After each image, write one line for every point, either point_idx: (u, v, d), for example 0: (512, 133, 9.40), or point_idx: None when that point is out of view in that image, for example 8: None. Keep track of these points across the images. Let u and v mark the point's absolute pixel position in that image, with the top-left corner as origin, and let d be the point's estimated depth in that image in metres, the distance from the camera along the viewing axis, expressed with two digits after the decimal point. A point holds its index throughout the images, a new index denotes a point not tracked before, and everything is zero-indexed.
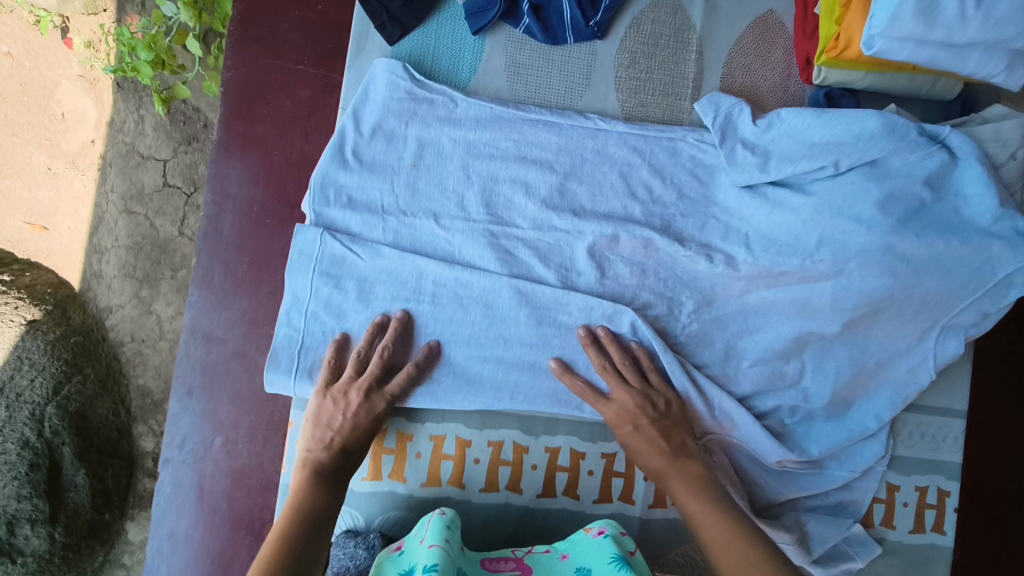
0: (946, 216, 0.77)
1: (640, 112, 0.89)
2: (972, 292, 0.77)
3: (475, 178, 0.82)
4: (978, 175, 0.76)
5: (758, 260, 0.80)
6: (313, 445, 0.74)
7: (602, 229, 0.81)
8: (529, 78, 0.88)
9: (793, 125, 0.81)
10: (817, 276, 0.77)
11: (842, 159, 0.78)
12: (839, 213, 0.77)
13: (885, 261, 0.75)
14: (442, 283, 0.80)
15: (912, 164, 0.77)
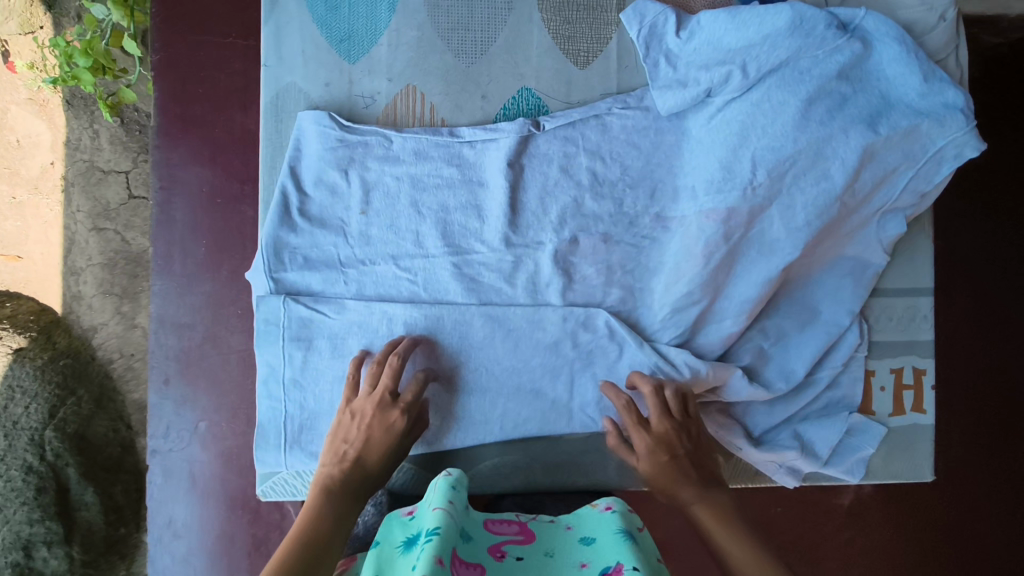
0: (872, 102, 0.72)
1: (569, 32, 0.80)
2: (911, 167, 0.73)
3: (428, 213, 0.77)
4: (899, 54, 0.72)
5: (703, 203, 0.77)
6: (329, 459, 0.70)
7: (561, 234, 0.78)
8: (451, 9, 0.78)
9: (712, 31, 0.77)
10: (760, 204, 0.74)
11: (748, 61, 0.74)
12: (764, 131, 0.74)
13: (816, 162, 0.73)
14: (412, 324, 0.76)
15: (820, 61, 0.73)
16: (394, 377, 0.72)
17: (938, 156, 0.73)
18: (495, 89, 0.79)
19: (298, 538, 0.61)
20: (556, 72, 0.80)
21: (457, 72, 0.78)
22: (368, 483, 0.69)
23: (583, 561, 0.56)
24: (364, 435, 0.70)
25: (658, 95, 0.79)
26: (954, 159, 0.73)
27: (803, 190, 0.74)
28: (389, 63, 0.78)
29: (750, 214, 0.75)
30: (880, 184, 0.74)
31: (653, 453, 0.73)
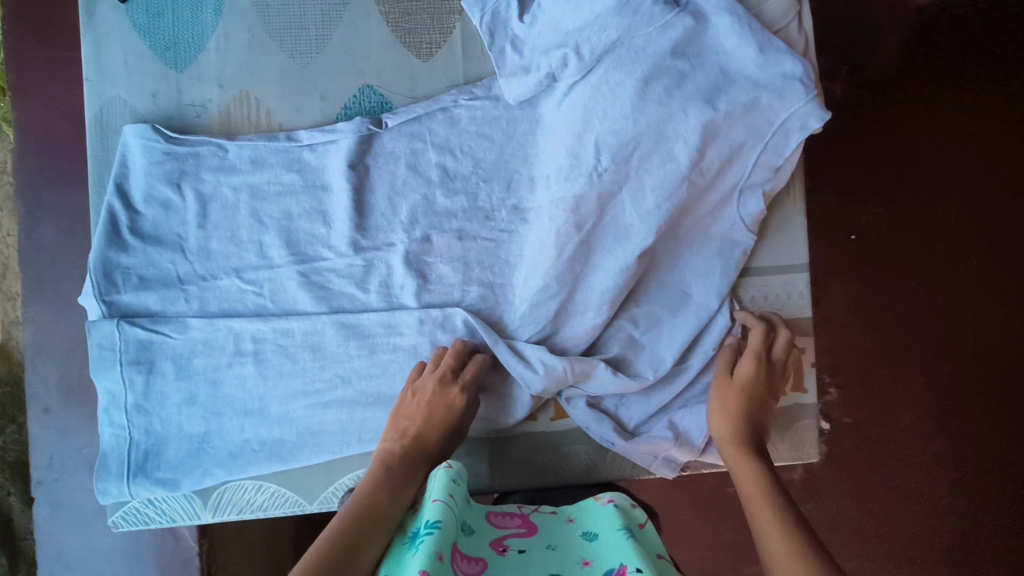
0: (710, 78, 0.70)
1: (410, 24, 0.76)
2: (757, 141, 0.71)
3: (270, 222, 0.74)
4: (729, 26, 0.69)
5: (554, 190, 0.74)
6: (390, 435, 0.71)
7: (411, 234, 0.76)
8: (281, 8, 0.75)
9: (553, 14, 0.73)
10: (608, 189, 0.72)
11: (582, 43, 0.71)
12: (606, 116, 0.71)
13: (661, 144, 0.70)
14: (262, 338, 0.75)
15: (653, 38, 0.70)
16: (456, 359, 0.74)
17: (785, 127, 0.71)
18: (334, 88, 0.75)
19: (363, 496, 0.62)
20: (399, 66, 0.76)
21: (292, 74, 0.75)
22: (431, 454, 0.70)
23: (586, 558, 0.62)
24: (423, 410, 0.71)
25: (504, 81, 0.75)
26: (802, 129, 0.71)
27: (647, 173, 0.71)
28: (219, 69, 0.74)
29: (599, 200, 0.72)
30: (729, 160, 0.72)
31: (724, 399, 0.75)
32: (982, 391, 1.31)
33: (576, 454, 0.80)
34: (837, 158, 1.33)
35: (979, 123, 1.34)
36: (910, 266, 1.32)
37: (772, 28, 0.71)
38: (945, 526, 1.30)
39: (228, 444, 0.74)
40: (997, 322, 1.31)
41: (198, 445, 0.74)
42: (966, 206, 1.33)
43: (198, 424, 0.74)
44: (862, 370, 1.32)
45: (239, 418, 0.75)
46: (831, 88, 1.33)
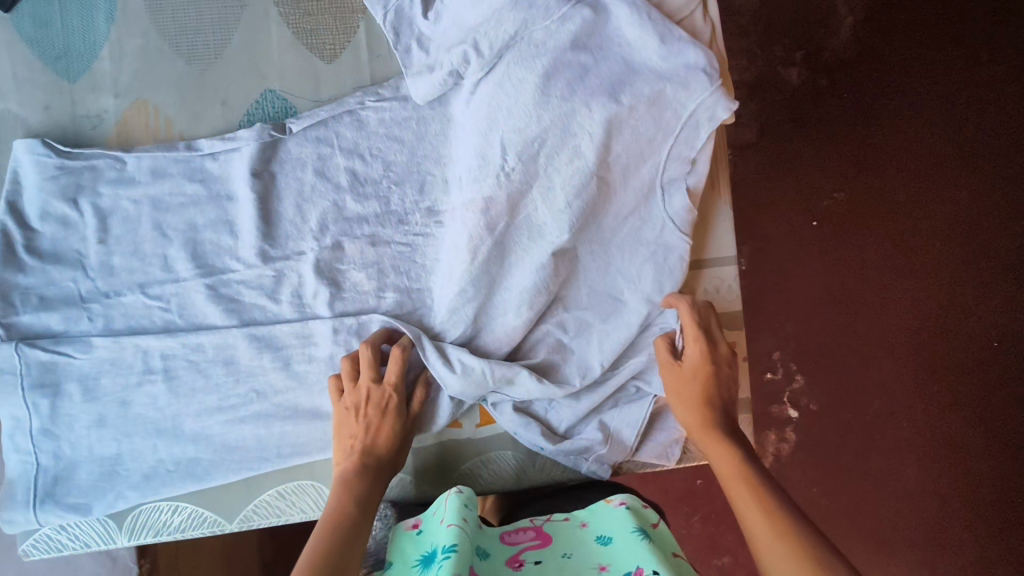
0: (614, 70, 0.70)
1: (311, 25, 0.74)
2: (665, 137, 0.71)
3: (173, 234, 0.72)
4: (628, 17, 0.69)
5: (466, 190, 0.72)
6: (340, 458, 0.68)
7: (321, 242, 0.74)
8: (175, 13, 0.73)
9: (457, 10, 0.71)
10: (518, 190, 0.70)
11: (480, 40, 0.69)
12: (510, 114, 0.69)
13: (565, 141, 0.70)
14: (171, 355, 0.72)
15: (553, 32, 0.69)
16: (375, 359, 0.70)
17: (692, 120, 0.70)
18: (235, 93, 0.73)
19: (324, 534, 0.59)
20: (302, 68, 0.74)
21: (190, 79, 0.73)
22: (383, 467, 0.68)
23: (602, 564, 0.62)
24: (364, 426, 0.68)
25: (410, 79, 0.73)
26: (711, 120, 0.70)
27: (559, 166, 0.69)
28: (114, 79, 0.72)
29: (511, 202, 0.71)
30: (640, 155, 0.71)
31: (681, 392, 0.72)
32: (943, 375, 1.29)
33: (505, 460, 0.79)
34: (793, 141, 1.31)
35: (938, 102, 1.33)
36: (868, 251, 1.30)
37: (677, 17, 0.71)
38: (913, 514, 1.26)
39: (142, 465, 0.72)
40: (954, 307, 1.30)
41: (110, 467, 0.72)
42: (921, 189, 1.32)
43: (109, 445, 0.72)
44: (826, 356, 1.28)
45: (152, 438, 0.72)
46: (787, 74, 1.31)
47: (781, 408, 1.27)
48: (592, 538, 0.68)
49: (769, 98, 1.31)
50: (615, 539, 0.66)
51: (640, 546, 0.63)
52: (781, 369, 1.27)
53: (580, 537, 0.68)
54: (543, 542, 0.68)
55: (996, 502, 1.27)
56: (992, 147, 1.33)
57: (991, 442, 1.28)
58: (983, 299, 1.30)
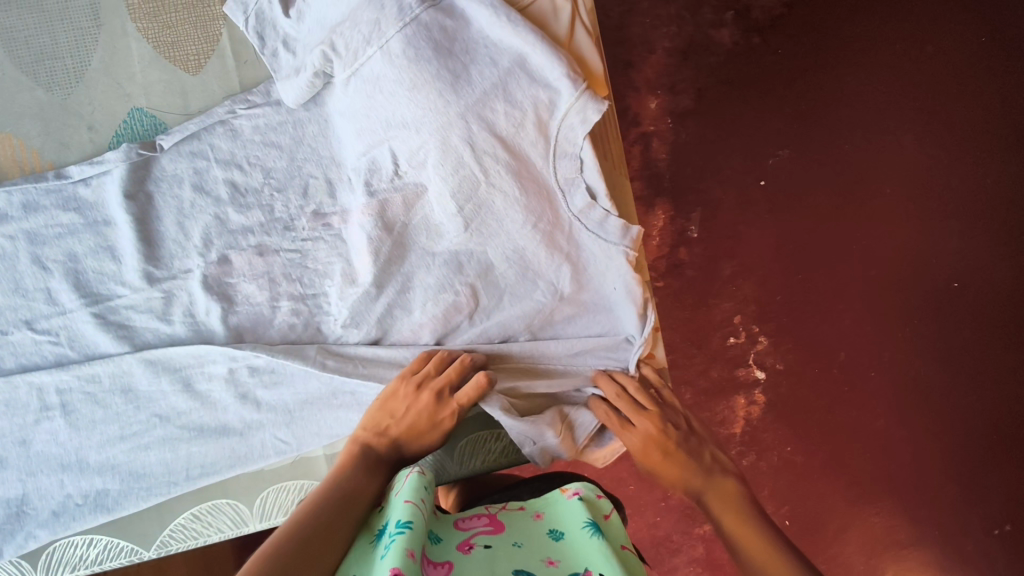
0: (485, 75, 0.66)
1: (172, 37, 0.74)
2: (541, 139, 0.68)
3: (53, 266, 0.71)
4: (489, 18, 0.66)
5: (359, 194, 0.73)
6: (370, 425, 0.65)
7: (207, 257, 0.73)
8: (28, 39, 0.71)
9: (318, 9, 0.69)
10: (413, 190, 0.72)
11: (337, 39, 0.67)
12: (389, 123, 0.68)
13: (445, 146, 0.67)
14: (66, 388, 0.71)
15: (410, 37, 0.65)
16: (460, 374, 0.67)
17: (565, 124, 0.68)
18: (101, 117, 0.73)
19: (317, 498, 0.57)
20: (167, 83, 0.74)
21: (53, 107, 0.72)
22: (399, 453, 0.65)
23: (551, 557, 0.61)
24: (409, 417, 0.65)
25: (280, 83, 0.72)
26: (582, 120, 0.67)
27: (422, 141, 0.67)
28: None
29: (405, 201, 0.72)
30: (524, 161, 0.68)
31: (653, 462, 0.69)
32: (915, 321, 1.21)
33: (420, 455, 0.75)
34: (729, 103, 1.22)
35: (883, 46, 1.24)
36: (822, 203, 1.22)
37: (520, 5, 0.69)
38: (892, 467, 1.20)
39: (49, 502, 0.71)
40: (917, 249, 1.22)
41: (17, 509, 0.70)
42: (871, 135, 1.23)
43: (13, 486, 0.70)
44: (792, 315, 1.21)
45: (57, 474, 0.71)
46: (718, 36, 1.22)
47: (746, 371, 1.21)
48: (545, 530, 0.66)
49: (704, 64, 1.22)
50: (567, 534, 0.65)
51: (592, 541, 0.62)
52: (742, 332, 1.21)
53: (535, 527, 0.66)
54: (497, 529, 0.65)
55: (983, 450, 1.20)
56: (945, 79, 1.24)
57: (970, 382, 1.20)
58: (950, 237, 1.22)
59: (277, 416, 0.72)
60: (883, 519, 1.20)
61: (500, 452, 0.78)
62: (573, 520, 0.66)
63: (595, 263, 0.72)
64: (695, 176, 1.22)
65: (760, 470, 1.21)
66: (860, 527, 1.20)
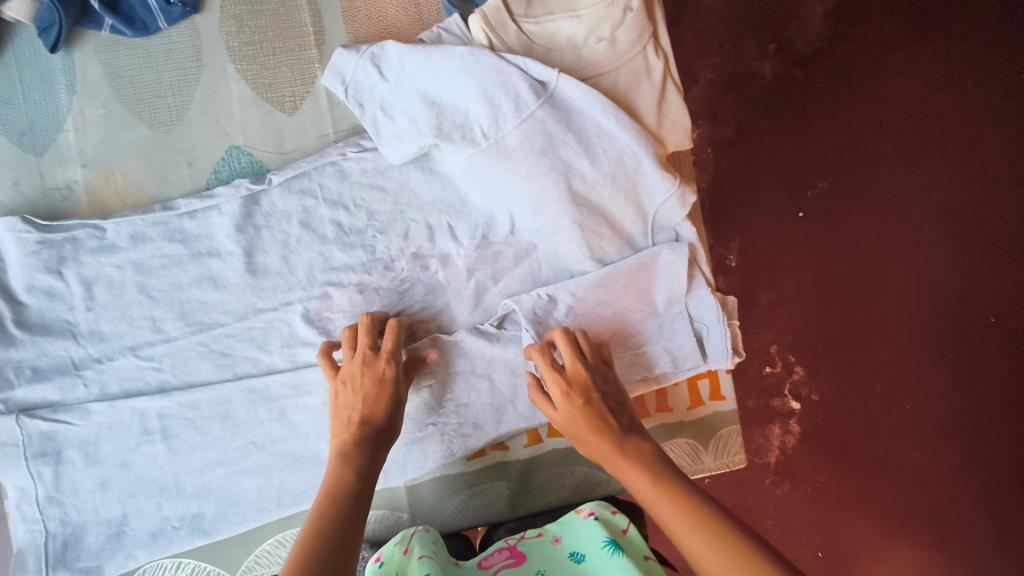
0: (607, 163, 0.70)
1: (269, 79, 0.77)
2: (640, 219, 0.75)
3: (160, 297, 0.74)
4: (600, 116, 0.69)
5: (470, 250, 0.78)
6: (338, 429, 0.64)
7: (310, 292, 0.76)
8: (134, 79, 0.75)
9: (415, 78, 0.72)
10: (524, 248, 0.79)
11: (449, 130, 0.70)
12: (496, 167, 0.70)
13: (565, 226, 0.73)
14: (168, 414, 0.74)
15: (526, 135, 0.68)
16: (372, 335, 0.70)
17: (662, 209, 0.75)
18: (200, 154, 0.76)
19: (323, 505, 0.55)
20: (264, 123, 0.77)
21: (155, 143, 0.75)
22: (379, 438, 0.64)
23: None
24: (365, 398, 0.65)
25: (383, 146, 0.75)
26: (681, 204, 0.74)
27: (517, 190, 0.71)
28: (80, 149, 0.74)
29: (515, 255, 0.79)
30: (626, 245, 0.77)
31: (567, 406, 0.67)
32: (947, 353, 1.21)
33: (498, 490, 0.79)
34: (770, 135, 1.23)
35: (918, 84, 1.26)
36: (861, 238, 1.23)
37: (608, 70, 0.69)
38: (927, 500, 1.19)
39: (147, 524, 0.73)
40: (952, 282, 1.23)
41: (116, 529, 0.72)
42: (906, 172, 1.24)
43: (114, 508, 0.72)
44: (827, 348, 1.21)
45: (155, 497, 0.73)
46: (761, 68, 1.24)
47: (782, 400, 1.20)
48: (569, 554, 0.67)
49: (746, 95, 1.23)
50: (588, 556, 0.66)
51: (614, 562, 0.63)
52: (780, 361, 1.20)
53: (555, 553, 0.68)
54: (520, 562, 0.67)
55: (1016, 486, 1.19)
56: (978, 117, 1.25)
57: (1007, 418, 1.20)
58: (983, 271, 1.23)
59: None
60: (922, 553, 1.18)
61: (572, 490, 0.80)
62: (591, 542, 0.66)
63: (678, 322, 0.79)
64: (735, 207, 1.23)
65: (795, 500, 1.18)
66: (898, 560, 1.18)
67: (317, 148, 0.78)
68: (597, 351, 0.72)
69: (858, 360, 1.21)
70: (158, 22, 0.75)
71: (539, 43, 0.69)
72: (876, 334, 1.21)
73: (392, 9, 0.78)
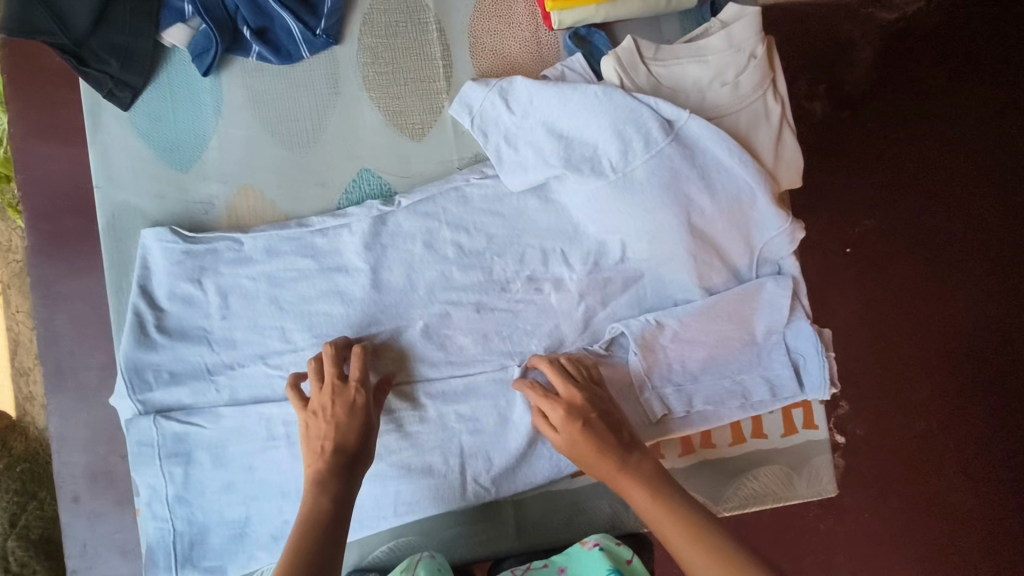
0: (725, 198, 0.74)
1: (400, 107, 0.81)
2: (747, 252, 0.79)
3: (289, 308, 0.78)
4: (723, 155, 0.73)
5: (582, 275, 0.82)
6: (310, 459, 0.67)
7: (430, 310, 0.80)
8: (276, 102, 0.80)
9: (542, 112, 0.77)
10: (632, 275, 0.82)
11: (578, 162, 0.74)
12: (622, 197, 0.74)
13: (682, 256, 0.76)
14: (292, 421, 0.77)
15: (653, 170, 0.73)
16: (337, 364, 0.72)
17: (771, 244, 0.79)
18: (333, 175, 0.80)
19: (303, 543, 0.59)
20: (393, 148, 0.81)
21: (292, 164, 0.80)
22: (354, 463, 0.68)
23: None
24: (334, 428, 0.68)
25: (504, 174, 0.79)
26: (790, 240, 0.78)
27: (638, 220, 0.75)
28: (221, 166, 0.78)
29: (623, 282, 0.83)
30: (731, 277, 0.81)
31: (567, 428, 0.71)
32: (983, 391, 1.24)
33: (600, 508, 0.82)
34: (820, 173, 1.26)
35: (961, 126, 1.28)
36: (904, 276, 1.26)
37: (731, 112, 0.74)
38: (965, 537, 1.21)
39: (269, 526, 0.76)
40: (990, 322, 1.26)
41: (240, 530, 0.76)
42: (948, 213, 1.27)
43: (238, 509, 0.76)
44: (871, 382, 1.23)
45: (277, 500, 0.76)
46: (811, 107, 1.25)
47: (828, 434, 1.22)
48: None
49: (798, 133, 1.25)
50: None
51: None
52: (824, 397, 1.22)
53: None
54: None
55: None
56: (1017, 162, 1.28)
57: None
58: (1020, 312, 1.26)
59: (486, 464, 0.79)
60: None
61: None
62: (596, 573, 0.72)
63: (775, 352, 0.82)
64: None
65: (839, 535, 1.17)
66: None
67: (441, 173, 0.82)
68: (585, 366, 0.76)
69: (902, 396, 1.23)
70: (301, 51, 0.79)
71: (667, 84, 0.74)
72: (919, 371, 1.24)
73: (516, 45, 0.83)
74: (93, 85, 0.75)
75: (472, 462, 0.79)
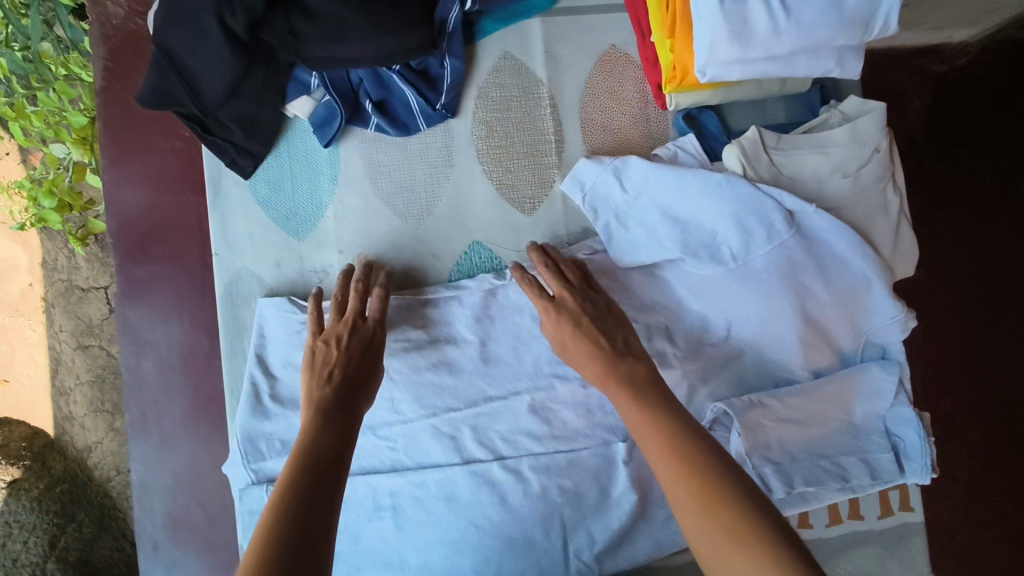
0: (842, 288, 0.75)
1: (512, 181, 0.82)
2: (855, 338, 0.79)
3: (400, 378, 0.79)
4: (846, 249, 0.73)
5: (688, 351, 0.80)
6: (314, 382, 0.66)
7: (536, 383, 0.80)
8: (392, 174, 0.81)
9: (659, 194, 0.77)
10: (733, 353, 0.80)
11: (697, 249, 0.75)
12: (743, 284, 0.75)
13: (795, 343, 0.76)
14: (399, 492, 0.78)
15: (775, 260, 0.74)
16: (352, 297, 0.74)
17: (881, 330, 0.78)
18: (445, 247, 0.81)
19: (297, 467, 0.57)
20: (505, 222, 0.82)
21: (406, 235, 0.81)
22: (356, 392, 0.67)
23: None
24: (342, 355, 0.68)
25: (614, 252, 0.79)
26: (902, 328, 0.77)
27: (753, 305, 0.75)
28: (337, 236, 0.80)
29: (726, 358, 0.80)
30: (836, 360, 0.81)
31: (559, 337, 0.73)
32: None
33: None
34: None
35: None
36: (955, 331, 1.13)
37: (851, 205, 0.75)
38: None
39: None
40: None
41: None
42: (1010, 263, 1.12)
43: None
44: None
45: (381, 570, 0.76)
46: None
47: None
48: None
49: None
50: None
51: None
52: None
53: None
54: None
55: None
56: None
57: None
58: None
59: (588, 540, 0.77)
60: None
61: None
62: None
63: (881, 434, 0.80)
64: None
65: None
66: None
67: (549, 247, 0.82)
68: (584, 274, 0.76)
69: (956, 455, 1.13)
70: (417, 122, 0.81)
71: (787, 174, 0.75)
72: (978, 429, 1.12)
73: (626, 121, 0.84)
74: (217, 153, 0.78)
75: (574, 537, 0.77)
